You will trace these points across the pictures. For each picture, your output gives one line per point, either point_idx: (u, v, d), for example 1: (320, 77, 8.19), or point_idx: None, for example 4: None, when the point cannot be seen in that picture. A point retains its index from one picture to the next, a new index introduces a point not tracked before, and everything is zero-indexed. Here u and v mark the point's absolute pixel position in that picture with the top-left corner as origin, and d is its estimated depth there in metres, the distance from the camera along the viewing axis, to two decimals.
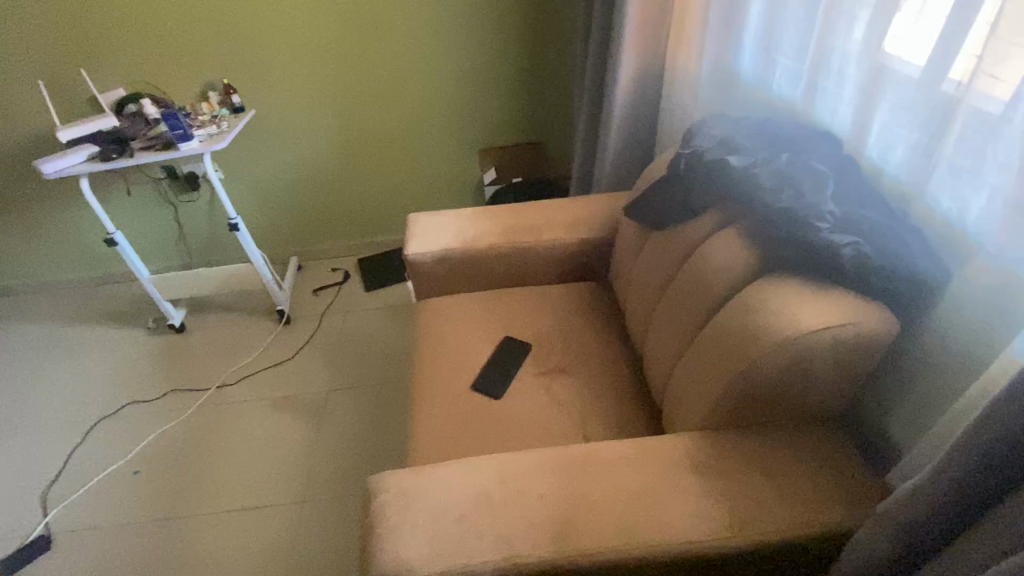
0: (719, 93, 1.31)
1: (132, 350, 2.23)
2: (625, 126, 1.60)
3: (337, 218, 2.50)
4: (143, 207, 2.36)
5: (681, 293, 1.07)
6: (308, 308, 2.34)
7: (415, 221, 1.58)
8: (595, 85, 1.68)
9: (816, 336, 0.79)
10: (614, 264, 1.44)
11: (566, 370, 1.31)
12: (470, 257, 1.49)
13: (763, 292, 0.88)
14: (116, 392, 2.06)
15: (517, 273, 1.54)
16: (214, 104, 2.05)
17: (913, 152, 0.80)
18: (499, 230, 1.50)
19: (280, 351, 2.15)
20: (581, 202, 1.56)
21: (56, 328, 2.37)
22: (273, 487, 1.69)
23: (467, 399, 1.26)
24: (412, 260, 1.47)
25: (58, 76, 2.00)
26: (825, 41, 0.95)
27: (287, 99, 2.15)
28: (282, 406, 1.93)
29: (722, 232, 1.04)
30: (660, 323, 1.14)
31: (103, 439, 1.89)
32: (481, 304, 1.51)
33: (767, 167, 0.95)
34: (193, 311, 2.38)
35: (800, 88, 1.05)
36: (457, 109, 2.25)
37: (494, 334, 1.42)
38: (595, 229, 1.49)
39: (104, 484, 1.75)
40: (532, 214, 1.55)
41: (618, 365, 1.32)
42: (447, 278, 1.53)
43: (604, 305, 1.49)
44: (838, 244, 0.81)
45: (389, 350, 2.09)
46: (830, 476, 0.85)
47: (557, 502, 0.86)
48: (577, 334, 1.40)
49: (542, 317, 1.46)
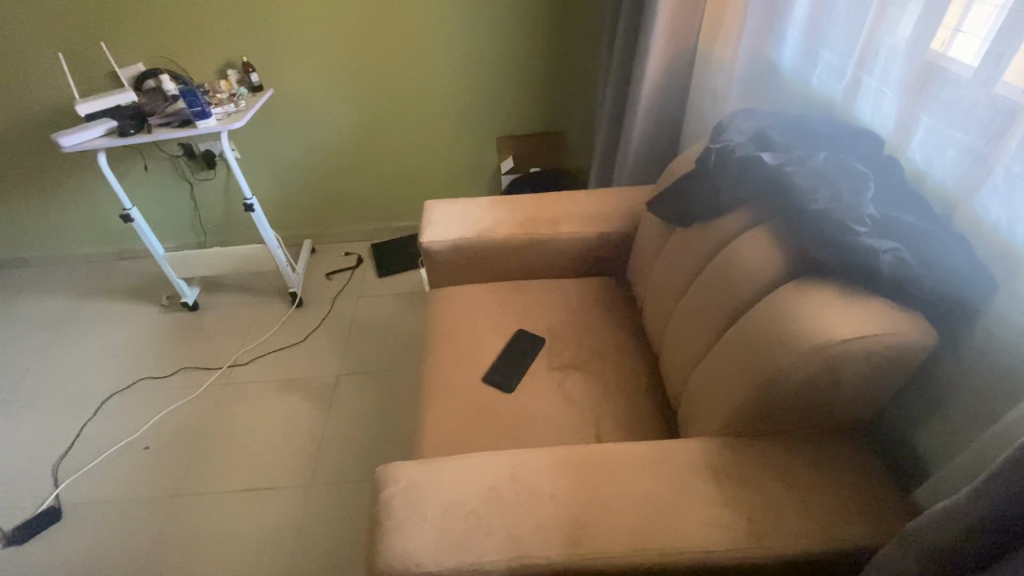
0: (754, 86, 1.26)
1: (145, 326, 2.25)
2: (651, 119, 1.56)
3: (353, 202, 2.49)
4: (160, 184, 2.36)
5: (705, 294, 1.04)
6: (320, 291, 2.33)
7: (431, 208, 1.55)
8: (620, 76, 1.63)
9: (850, 344, 0.75)
10: (634, 261, 1.40)
11: (581, 366, 1.29)
12: (487, 247, 1.46)
13: (792, 295, 0.84)
14: (128, 367, 2.08)
15: (533, 265, 1.51)
16: (232, 82, 2.05)
17: (962, 156, 0.76)
18: (517, 221, 1.47)
19: (292, 334, 2.14)
20: (601, 194, 1.53)
21: (72, 301, 2.39)
22: (281, 469, 1.69)
23: (478, 391, 1.24)
24: (427, 248, 1.45)
25: (78, 49, 1.99)
26: (874, 35, 0.90)
27: (305, 80, 2.13)
28: (292, 388, 1.93)
29: (750, 231, 1.00)
30: (681, 324, 1.11)
31: (115, 414, 1.91)
32: (496, 295, 1.49)
33: (803, 166, 0.91)
34: (207, 290, 2.39)
35: (840, 84, 1.01)
36: (477, 96, 2.21)
37: (508, 327, 1.39)
38: (616, 223, 1.45)
39: (115, 458, 1.77)
40: (550, 205, 1.51)
41: (633, 363, 1.29)
42: (462, 267, 1.51)
43: (621, 301, 1.46)
44: (877, 249, 0.77)
45: (400, 337, 2.09)
46: (853, 490, 0.82)
47: (570, 503, 0.84)
48: (592, 330, 1.37)
49: (558, 312, 1.43)
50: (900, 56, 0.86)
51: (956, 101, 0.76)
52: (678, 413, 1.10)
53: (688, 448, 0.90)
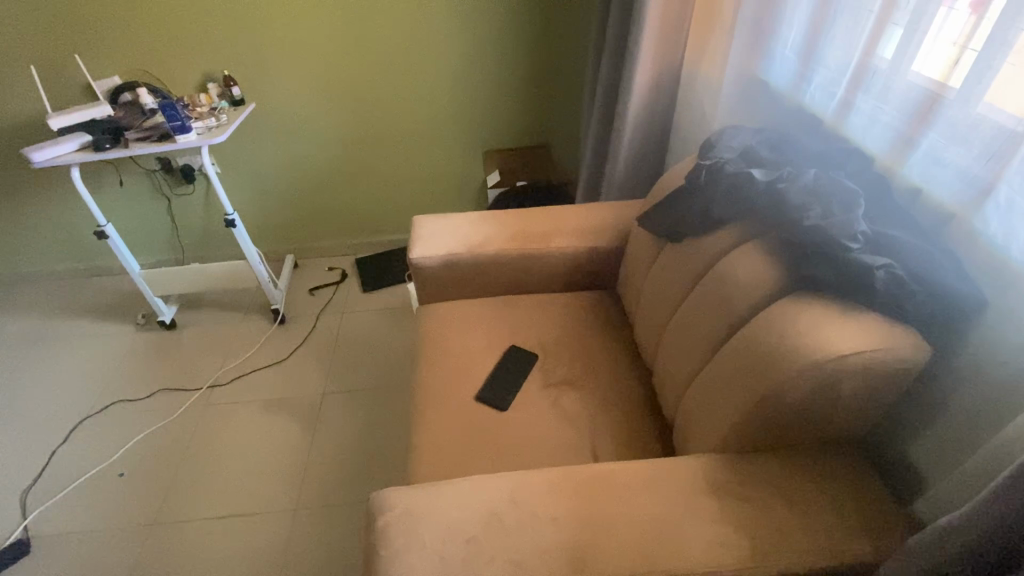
0: (741, 103, 1.28)
1: (120, 346, 2.17)
2: (638, 135, 1.57)
3: (336, 217, 2.45)
4: (135, 199, 2.29)
5: (700, 309, 1.04)
6: (304, 308, 2.29)
7: (420, 223, 1.53)
8: (607, 92, 1.65)
9: (848, 359, 0.76)
10: (624, 275, 1.41)
11: (574, 383, 1.28)
12: (478, 262, 1.44)
13: (787, 310, 0.85)
14: (102, 389, 1.99)
15: (523, 280, 1.50)
16: (213, 96, 2.01)
17: (956, 175, 0.78)
18: (507, 236, 1.46)
19: (274, 352, 2.09)
20: (590, 209, 1.53)
21: (41, 321, 2.29)
22: (266, 492, 1.64)
23: (471, 410, 1.22)
24: (416, 264, 1.43)
25: (51, 61, 1.93)
26: (868, 58, 0.92)
27: (288, 94, 2.10)
28: (276, 408, 1.88)
29: (743, 247, 1.01)
30: (675, 339, 1.11)
31: (87, 439, 1.83)
32: (486, 311, 1.47)
33: (794, 183, 0.93)
34: (185, 308, 2.32)
35: (830, 104, 1.03)
36: (463, 110, 2.21)
37: (500, 343, 1.38)
38: (606, 237, 1.45)
39: (89, 486, 1.69)
40: (540, 220, 1.51)
41: (626, 378, 1.29)
42: (451, 283, 1.49)
43: (611, 315, 1.46)
44: (871, 265, 0.78)
45: (386, 353, 2.05)
46: (851, 503, 0.82)
47: (572, 525, 0.82)
48: (584, 346, 1.37)
49: (549, 327, 1.42)
50: (892, 78, 0.88)
51: (949, 123, 0.78)
52: (674, 429, 1.10)
53: (688, 466, 0.89)
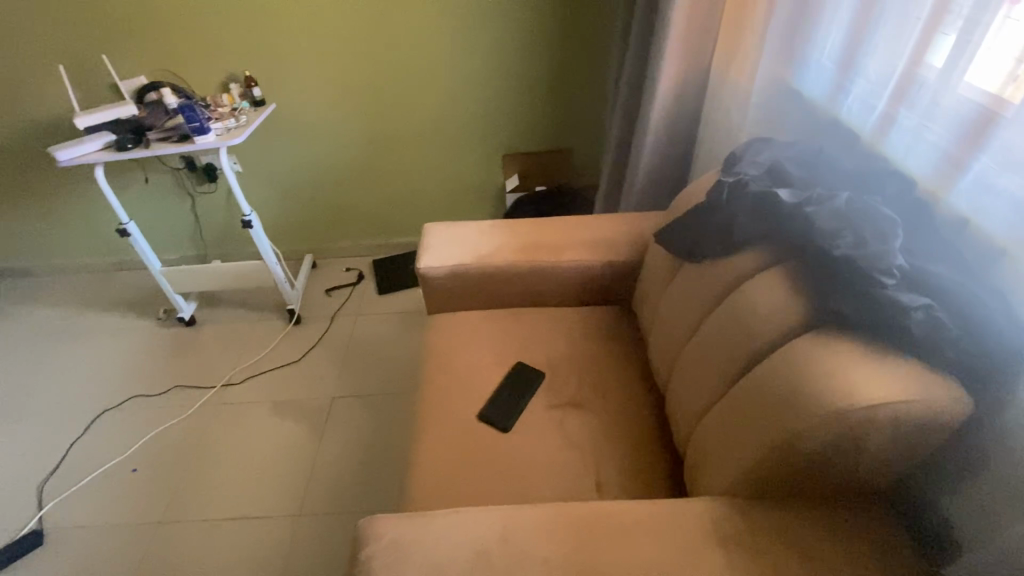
0: (772, 112, 1.20)
1: (141, 340, 2.21)
2: (660, 143, 1.49)
3: (355, 217, 2.44)
4: (160, 196, 2.33)
5: (718, 337, 0.97)
6: (319, 308, 2.28)
7: (430, 230, 1.49)
8: (629, 99, 1.58)
9: (878, 409, 0.68)
10: (640, 292, 1.34)
11: (582, 405, 1.22)
12: (488, 274, 1.40)
13: (811, 347, 0.78)
14: (121, 383, 2.04)
15: (534, 293, 1.45)
16: (234, 96, 2.02)
17: (1012, 206, 0.69)
18: (519, 247, 1.41)
19: (288, 353, 2.10)
20: (607, 220, 1.46)
21: (69, 313, 2.36)
22: (271, 495, 1.64)
23: (472, 430, 1.18)
24: (424, 273, 1.39)
25: (81, 61, 1.97)
26: (914, 68, 0.83)
27: (308, 94, 2.09)
28: (286, 410, 1.89)
29: (765, 272, 0.93)
30: (690, 367, 1.04)
31: (103, 433, 1.86)
32: (495, 324, 1.43)
33: (824, 206, 0.85)
34: (204, 304, 2.35)
35: (871, 117, 0.94)
36: (483, 113, 2.16)
37: (507, 359, 1.33)
38: (622, 252, 1.38)
39: (102, 480, 1.72)
40: (554, 230, 1.45)
41: (636, 402, 1.22)
42: (460, 294, 1.45)
43: (625, 333, 1.39)
44: (907, 305, 0.70)
45: (398, 359, 2.03)
46: (873, 564, 0.75)
47: (565, 571, 0.77)
48: (594, 365, 1.31)
49: (559, 343, 1.36)
50: (940, 93, 0.79)
51: (1004, 148, 0.69)
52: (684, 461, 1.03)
53: (695, 510, 0.83)
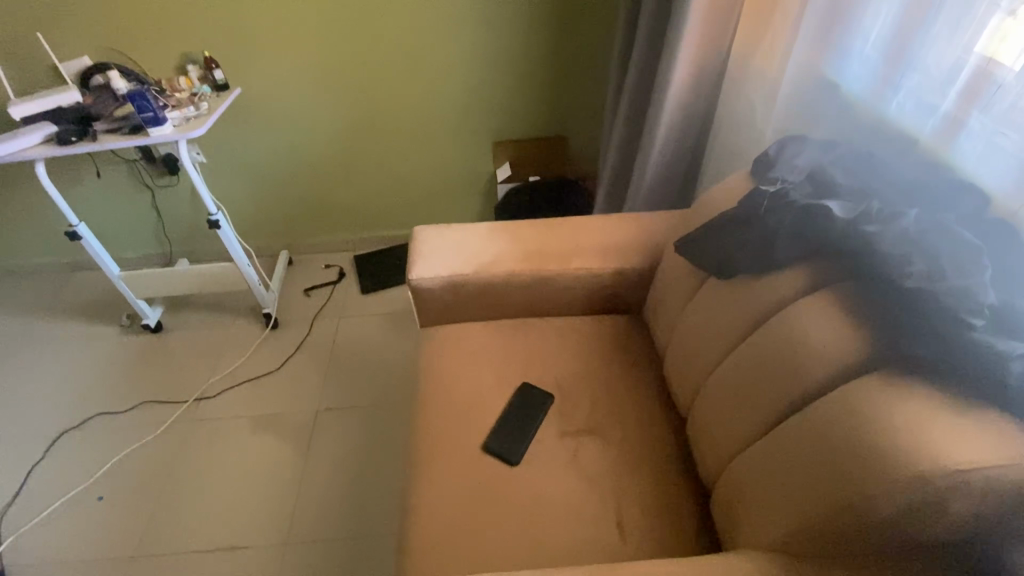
0: (804, 105, 1.08)
1: (103, 350, 2.03)
2: (673, 136, 1.37)
3: (334, 210, 2.26)
4: (116, 190, 2.11)
5: (756, 371, 0.87)
6: (298, 311, 2.12)
7: (421, 235, 1.35)
8: (638, 87, 1.44)
9: (964, 477, 0.60)
10: (655, 303, 1.23)
11: (597, 433, 1.12)
12: (487, 285, 1.27)
13: (880, 397, 0.69)
14: (82, 399, 1.86)
15: (539, 303, 1.32)
16: (193, 80, 1.81)
17: None
18: (521, 255, 1.28)
19: (266, 362, 1.94)
20: (616, 222, 1.33)
21: (20, 321, 2.15)
22: (254, 522, 1.51)
23: (476, 466, 1.07)
24: (417, 285, 1.26)
25: (13, 39, 1.73)
26: (988, 66, 0.72)
27: (278, 78, 1.89)
28: (267, 426, 1.75)
29: (813, 296, 0.83)
30: (722, 396, 0.94)
31: (64, 457, 1.70)
32: (496, 339, 1.30)
33: (888, 228, 0.74)
34: (172, 308, 2.16)
35: (932, 119, 0.83)
36: (471, 97, 1.99)
37: (511, 380, 1.22)
38: (634, 258, 1.26)
39: (65, 510, 1.57)
40: (559, 234, 1.32)
41: (655, 427, 1.12)
42: (456, 306, 1.32)
43: (638, 347, 1.28)
44: (1002, 355, 0.60)
45: (387, 366, 1.89)
46: None
47: None
48: (607, 385, 1.20)
49: (567, 360, 1.25)
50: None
51: None
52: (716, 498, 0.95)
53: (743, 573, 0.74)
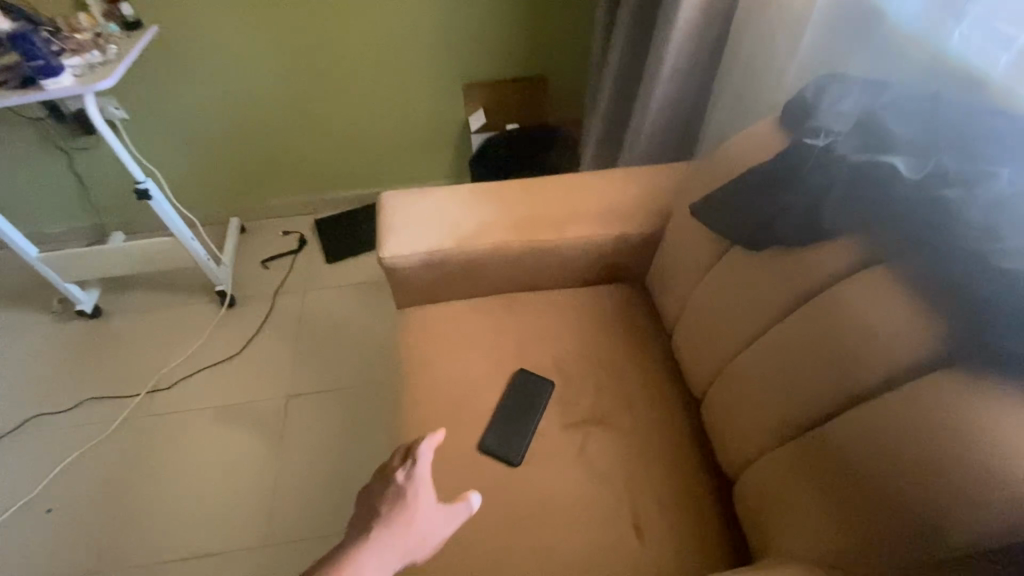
0: (840, 36, 0.91)
1: (35, 341, 1.79)
2: (680, 77, 1.20)
3: (288, 170, 2.00)
4: (24, 155, 1.80)
5: (797, 360, 0.76)
6: (256, 285, 1.89)
7: (389, 203, 1.16)
8: (638, 18, 1.25)
9: None
10: (661, 273, 1.10)
11: (605, 421, 1.01)
12: (472, 260, 1.11)
13: (965, 402, 0.59)
14: (17, 400, 1.66)
15: (531, 277, 1.17)
16: (95, 16, 1.49)
17: None
18: (509, 223, 1.11)
19: (225, 346, 1.75)
20: (616, 180, 1.17)
21: None
22: (228, 525, 1.40)
23: (473, 469, 0.95)
24: (390, 264, 1.09)
25: None
26: None
27: (203, 13, 1.59)
28: (234, 417, 1.59)
29: (870, 275, 0.71)
30: (751, 386, 0.83)
31: (4, 466, 1.53)
32: (486, 319, 1.15)
33: (972, 195, 0.61)
34: (111, 290, 1.91)
35: (1004, 53, 0.67)
36: (438, 31, 1.71)
37: (506, 367, 1.08)
38: (638, 223, 1.11)
39: (9, 527, 1.43)
40: (551, 197, 1.15)
41: (667, 413, 1.02)
42: (438, 284, 1.15)
43: (644, 321, 1.15)
44: None
45: (361, 343, 1.71)
46: None
47: None
48: (612, 368, 1.08)
49: (567, 341, 1.12)
50: None
51: None
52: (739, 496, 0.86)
53: None
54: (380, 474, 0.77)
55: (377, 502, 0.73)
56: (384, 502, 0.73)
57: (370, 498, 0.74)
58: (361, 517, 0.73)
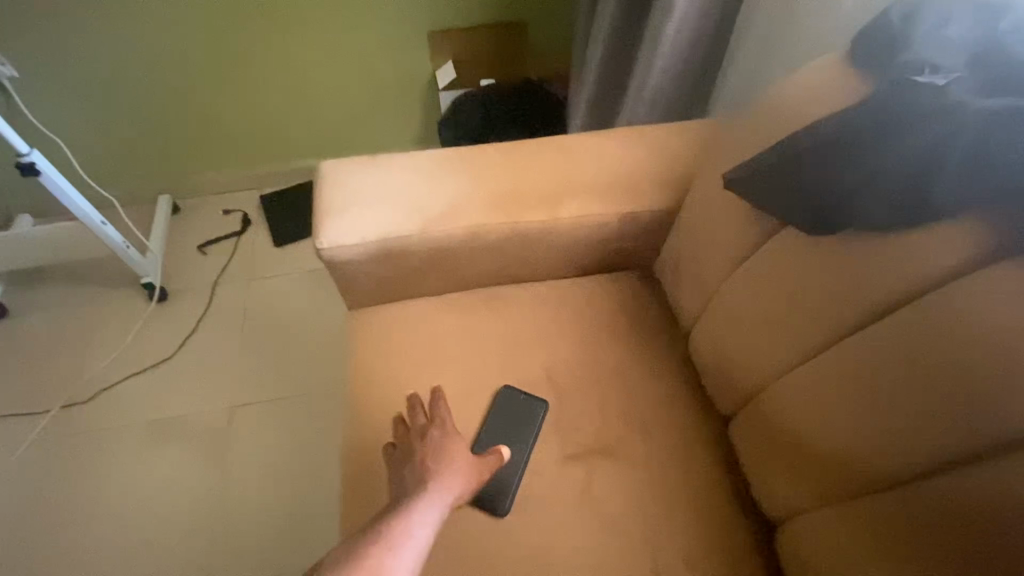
0: None
1: None
2: (700, 13, 0.94)
3: (223, 139, 1.62)
4: None
5: (896, 389, 0.59)
6: (191, 275, 1.57)
7: (332, 173, 0.90)
8: None
9: None
10: (677, 259, 0.88)
11: (615, 453, 0.81)
12: (443, 250, 0.88)
13: None
14: None
15: (517, 267, 0.94)
16: None
17: None
18: (489, 202, 0.87)
19: (152, 348, 1.46)
20: (623, 142, 0.92)
21: None
22: (164, 565, 1.19)
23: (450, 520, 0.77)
24: (332, 255, 0.85)
25: None
26: None
27: None
28: (167, 435, 1.33)
29: (997, 276, 0.53)
30: (819, 409, 0.66)
31: None
32: (463, 320, 0.92)
33: None
34: (14, 283, 1.58)
35: None
36: None
37: (490, 383, 0.87)
38: (652, 199, 0.88)
39: None
40: (541, 166, 0.90)
41: (689, 436, 0.83)
42: (402, 280, 0.92)
43: (658, 318, 0.94)
44: None
45: (317, 341, 1.44)
46: None
47: None
48: (622, 381, 0.87)
49: (565, 347, 0.90)
50: None
51: None
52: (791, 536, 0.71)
53: None
54: (407, 431, 0.79)
55: (418, 456, 0.75)
56: (424, 454, 0.75)
57: (407, 454, 0.76)
58: (404, 470, 0.74)
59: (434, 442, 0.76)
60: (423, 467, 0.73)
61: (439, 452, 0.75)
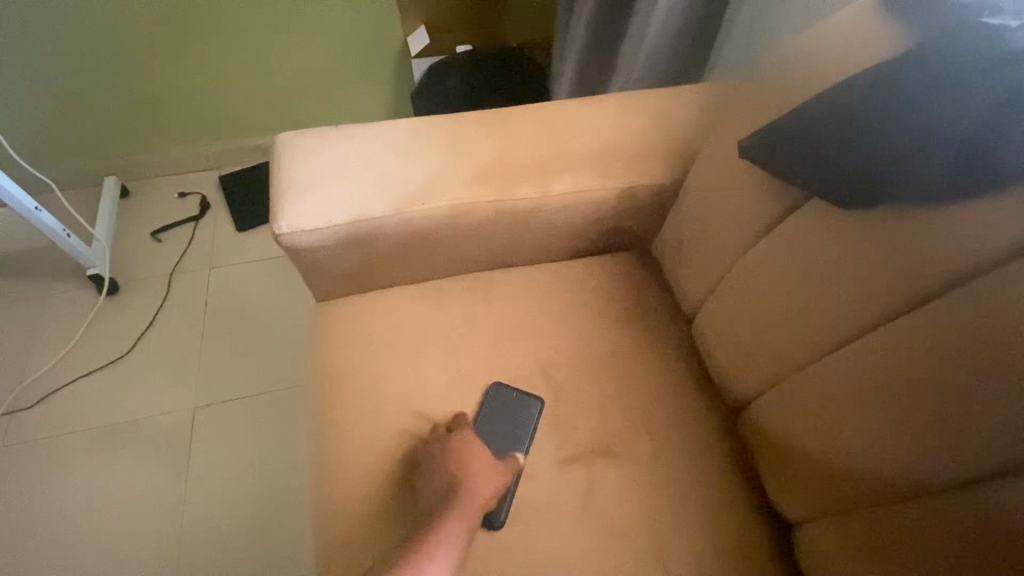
0: None
1: None
2: None
3: (171, 112, 1.46)
4: None
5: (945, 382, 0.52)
6: (143, 264, 1.44)
7: (291, 146, 0.79)
8: None
9: None
10: (680, 238, 0.80)
11: (617, 453, 0.74)
12: (421, 233, 0.78)
13: None
14: None
15: (505, 250, 0.85)
16: None
17: None
18: (473, 178, 0.77)
19: (104, 346, 1.33)
20: (618, 110, 0.83)
21: None
22: None
23: None
24: (295, 242, 0.74)
25: None
26: None
27: None
28: (123, 441, 1.22)
29: None
30: (851, 402, 0.59)
31: None
32: (446, 311, 0.83)
33: None
34: None
35: None
36: None
37: (478, 382, 0.78)
38: (652, 172, 0.80)
39: None
40: (529, 137, 0.81)
41: (696, 432, 0.76)
42: (375, 267, 0.82)
43: (659, 303, 0.86)
44: None
45: (285, 334, 1.34)
46: None
47: None
48: (623, 374, 0.79)
49: (559, 338, 0.82)
50: None
51: None
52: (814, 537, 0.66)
53: None
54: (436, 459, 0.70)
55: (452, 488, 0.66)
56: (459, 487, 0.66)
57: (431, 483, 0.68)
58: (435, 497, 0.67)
59: (454, 463, 0.68)
60: (442, 495, 0.65)
61: (461, 475, 0.67)
